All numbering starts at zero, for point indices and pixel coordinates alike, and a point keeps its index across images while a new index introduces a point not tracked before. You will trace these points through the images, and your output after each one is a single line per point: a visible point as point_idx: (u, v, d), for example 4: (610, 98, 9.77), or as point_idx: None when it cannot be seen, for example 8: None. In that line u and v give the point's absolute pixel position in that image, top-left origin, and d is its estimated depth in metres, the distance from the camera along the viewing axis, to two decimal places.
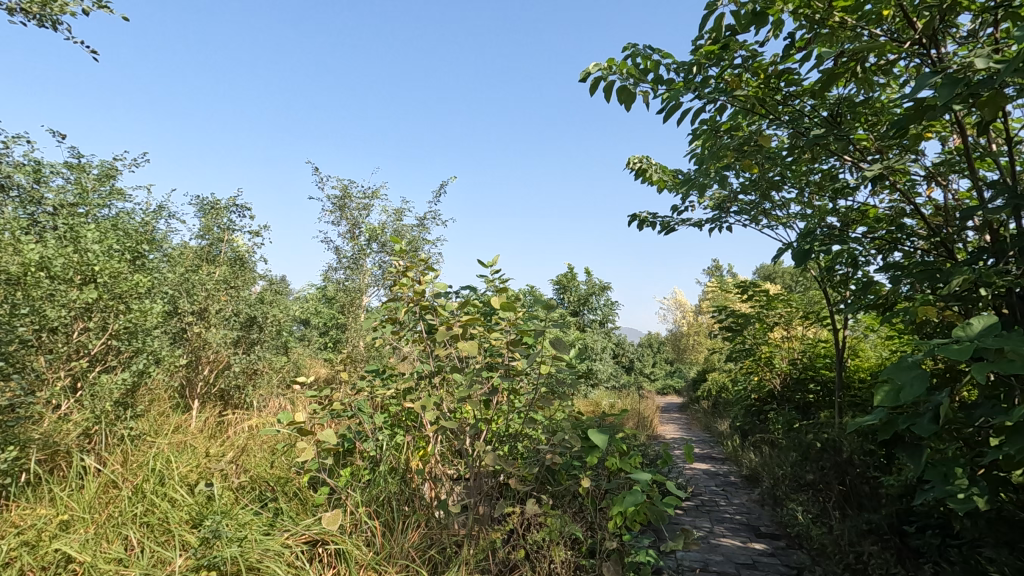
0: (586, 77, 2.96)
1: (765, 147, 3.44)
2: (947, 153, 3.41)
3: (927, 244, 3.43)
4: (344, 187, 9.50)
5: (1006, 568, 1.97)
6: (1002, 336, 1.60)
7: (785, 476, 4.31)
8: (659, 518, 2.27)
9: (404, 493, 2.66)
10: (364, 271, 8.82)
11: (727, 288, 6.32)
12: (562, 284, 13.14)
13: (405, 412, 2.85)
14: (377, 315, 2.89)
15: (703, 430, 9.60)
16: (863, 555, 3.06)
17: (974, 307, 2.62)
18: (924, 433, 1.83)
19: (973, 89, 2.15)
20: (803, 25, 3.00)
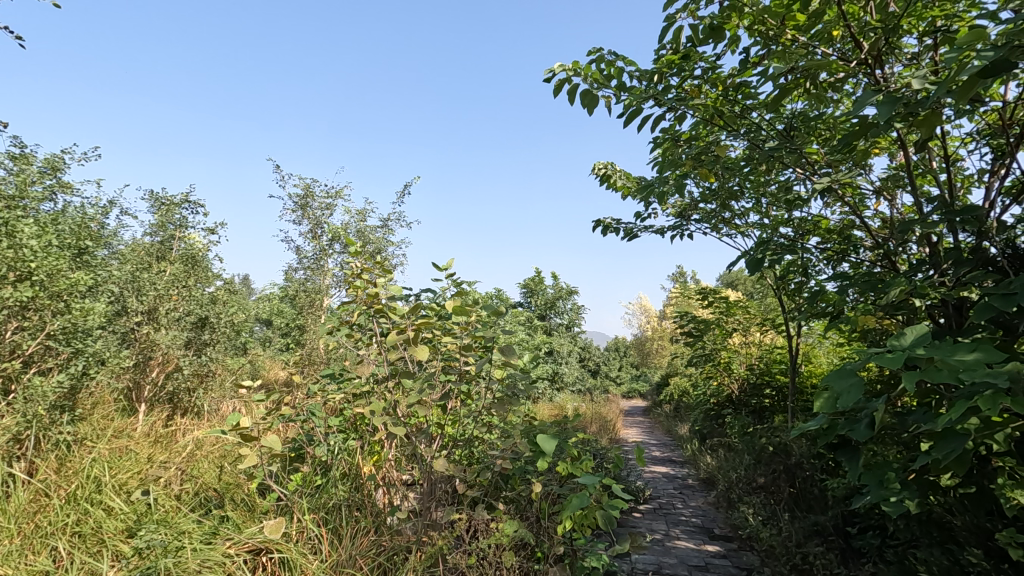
0: (551, 78, 2.99)
1: (722, 157, 3.53)
2: (893, 168, 3.56)
3: (872, 255, 3.57)
4: (307, 186, 9.32)
5: (934, 567, 2.05)
6: (932, 346, 1.66)
7: (739, 480, 4.41)
8: (609, 522, 2.29)
9: (354, 499, 2.60)
10: (327, 272, 8.68)
11: (688, 294, 6.45)
12: (529, 288, 13.28)
13: (359, 417, 2.81)
14: (331, 315, 2.85)
15: (666, 433, 9.76)
16: (809, 556, 3.15)
17: (912, 316, 2.74)
18: (860, 440, 1.89)
19: (912, 108, 2.24)
20: (757, 41, 3.09)
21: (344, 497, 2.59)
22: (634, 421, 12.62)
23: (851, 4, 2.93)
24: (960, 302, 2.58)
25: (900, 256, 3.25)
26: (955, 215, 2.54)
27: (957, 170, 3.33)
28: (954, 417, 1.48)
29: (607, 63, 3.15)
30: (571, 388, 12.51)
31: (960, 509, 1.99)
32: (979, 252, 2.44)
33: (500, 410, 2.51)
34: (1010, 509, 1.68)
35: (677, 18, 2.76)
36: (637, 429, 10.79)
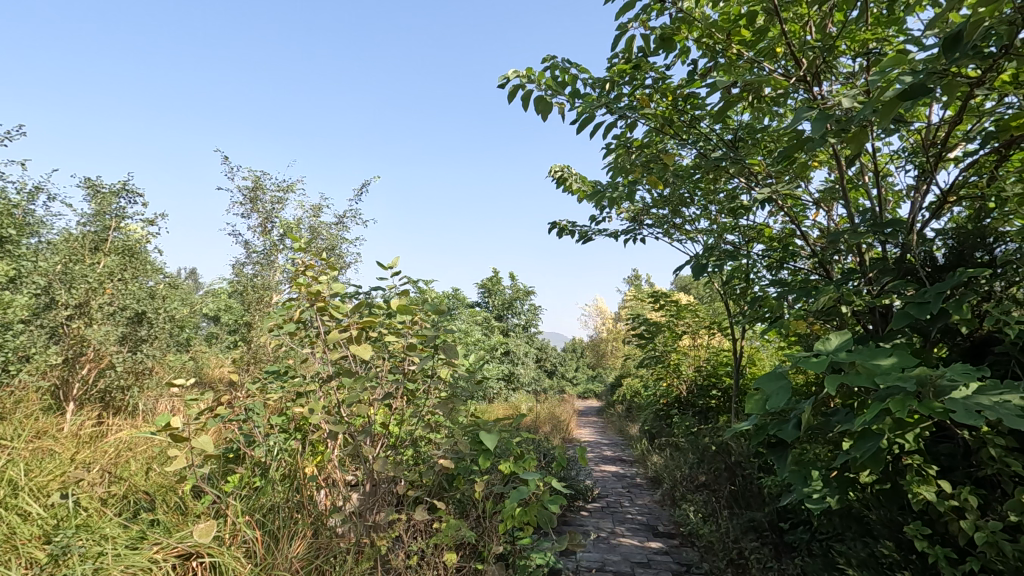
0: (505, 83, 3.01)
1: (671, 165, 3.63)
2: (830, 182, 3.73)
3: (809, 262, 3.73)
4: (258, 178, 9.03)
5: (853, 560, 2.17)
6: (853, 351, 1.77)
7: (684, 478, 4.59)
8: (549, 520, 2.32)
9: (293, 501, 2.54)
10: (277, 268, 8.45)
11: (641, 296, 6.59)
12: (487, 288, 13.32)
13: (301, 417, 2.75)
14: (275, 313, 2.78)
15: (618, 433, 9.95)
16: (745, 551, 3.28)
17: (842, 321, 2.88)
18: (788, 439, 1.99)
19: (843, 125, 2.36)
20: (705, 54, 3.19)
21: (283, 499, 2.52)
22: (588, 421, 12.81)
23: (792, 23, 3.05)
24: (885, 309, 2.73)
25: (833, 264, 3.42)
26: (880, 227, 2.70)
27: (887, 185, 3.52)
28: (869, 417, 1.57)
29: (561, 70, 3.20)
30: (527, 388, 12.57)
31: (876, 504, 2.12)
32: (901, 263, 2.59)
33: (444, 410, 2.50)
34: (917, 504, 1.80)
35: (629, 28, 2.83)
36: (590, 429, 10.94)
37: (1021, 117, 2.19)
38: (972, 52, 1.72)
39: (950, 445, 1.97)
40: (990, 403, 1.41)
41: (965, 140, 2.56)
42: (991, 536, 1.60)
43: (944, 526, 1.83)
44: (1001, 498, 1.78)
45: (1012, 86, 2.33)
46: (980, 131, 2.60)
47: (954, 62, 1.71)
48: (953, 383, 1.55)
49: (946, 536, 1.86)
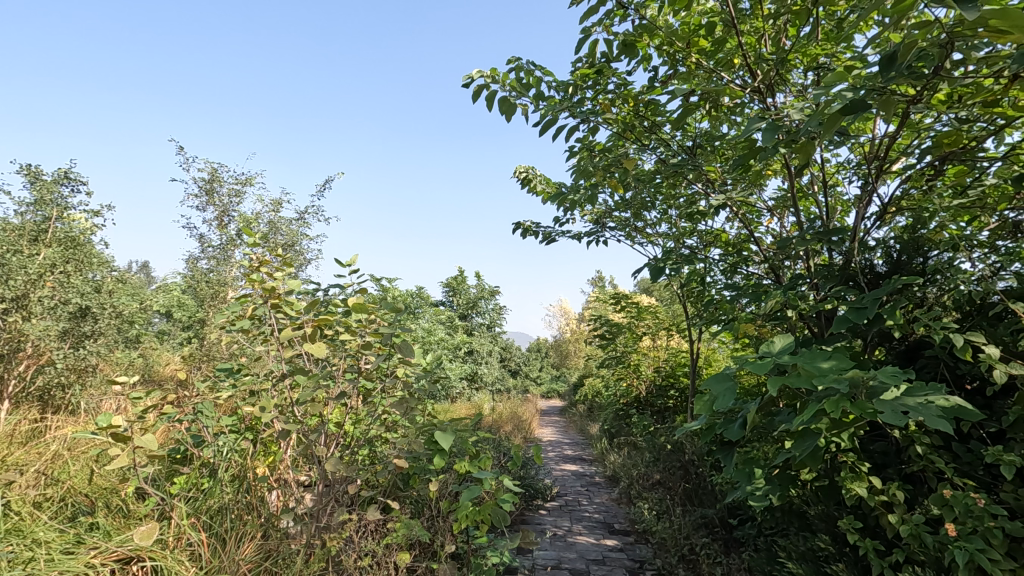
0: (470, 82, 3.02)
1: (632, 169, 3.70)
2: (782, 190, 3.88)
3: (761, 268, 3.87)
4: (214, 169, 8.74)
5: (793, 554, 2.26)
6: (794, 355, 1.85)
7: (640, 477, 4.70)
8: (501, 518, 2.34)
9: (242, 502, 2.48)
10: (233, 263, 8.21)
11: (603, 297, 6.70)
12: (451, 287, 13.30)
13: (253, 417, 2.69)
14: (228, 310, 2.70)
15: (579, 433, 10.08)
16: (695, 547, 3.37)
17: (789, 325, 3.00)
18: (733, 438, 2.06)
19: (792, 136, 2.46)
20: (666, 62, 3.26)
21: (232, 500, 2.46)
22: (549, 420, 12.91)
23: (749, 36, 3.14)
24: (828, 313, 2.86)
25: (783, 269, 3.55)
26: (826, 235, 2.82)
27: (836, 195, 3.67)
28: (805, 416, 1.65)
29: (525, 72, 3.22)
30: (490, 387, 12.59)
31: (815, 500, 2.22)
32: (844, 269, 2.72)
33: (400, 409, 2.49)
34: (851, 500, 1.90)
35: (592, 33, 2.87)
36: (552, 429, 11.03)
37: (952, 134, 2.33)
38: (908, 71, 1.81)
39: (882, 443, 2.07)
40: (915, 404, 1.50)
41: (904, 155, 2.69)
42: (914, 529, 1.70)
43: (874, 521, 1.93)
44: (926, 493, 1.89)
45: (947, 105, 2.46)
46: (918, 146, 2.74)
47: (891, 80, 1.80)
48: (883, 385, 1.64)
49: (877, 529, 1.97)
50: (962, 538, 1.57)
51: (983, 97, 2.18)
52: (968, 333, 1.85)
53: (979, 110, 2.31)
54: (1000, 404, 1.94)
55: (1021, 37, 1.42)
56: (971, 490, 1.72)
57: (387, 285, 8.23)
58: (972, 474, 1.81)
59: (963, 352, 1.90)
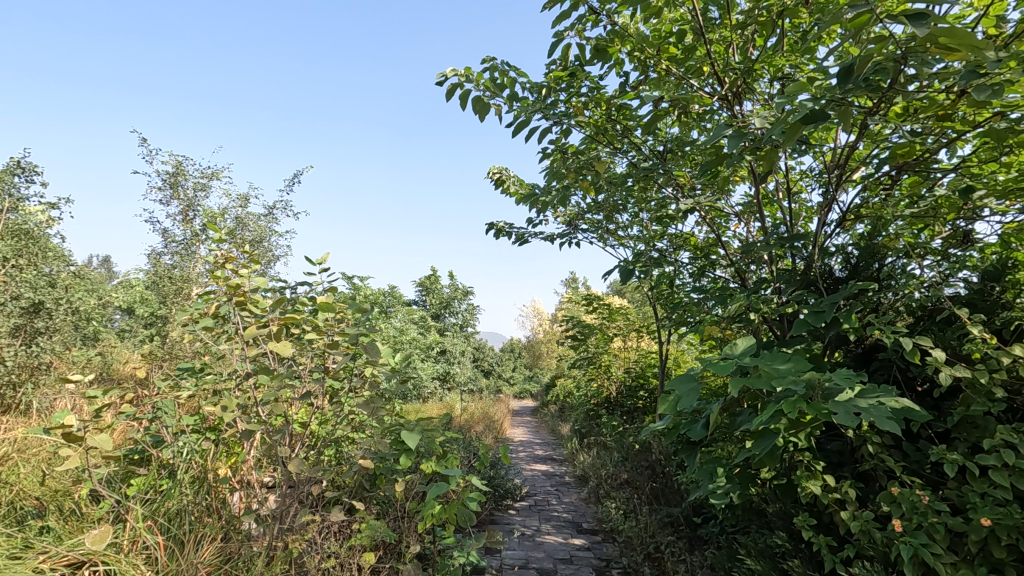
0: (443, 81, 3.02)
1: (604, 172, 3.74)
2: (748, 196, 3.97)
3: (728, 272, 3.95)
4: (179, 162, 8.51)
5: (752, 551, 2.32)
6: (755, 356, 1.90)
7: (609, 476, 4.75)
8: (467, 518, 2.34)
9: (202, 504, 2.42)
10: (198, 258, 8.00)
11: (576, 299, 6.75)
12: (424, 286, 13.22)
13: (216, 417, 2.63)
14: (190, 307, 2.64)
15: (550, 433, 10.14)
16: (661, 545, 3.43)
17: (753, 328, 3.07)
18: (696, 438, 2.10)
19: (757, 143, 2.52)
20: (637, 68, 3.30)
21: (192, 502, 2.41)
22: (521, 421, 12.94)
23: (718, 44, 3.20)
24: (790, 317, 2.94)
25: (749, 273, 3.64)
26: (788, 240, 2.90)
27: (800, 202, 3.77)
28: (764, 416, 1.70)
29: (499, 72, 3.23)
30: (462, 387, 12.54)
31: (773, 498, 2.28)
32: (805, 274, 2.80)
33: (366, 409, 2.46)
34: (807, 498, 1.96)
35: (565, 36, 2.90)
36: (523, 429, 11.06)
37: (906, 146, 2.42)
38: (865, 85, 1.88)
39: (838, 443, 2.14)
40: (866, 405, 1.56)
41: (863, 164, 2.79)
42: (864, 525, 1.76)
43: (829, 519, 2.00)
44: (876, 491, 1.96)
45: (903, 117, 2.56)
46: (876, 156, 2.83)
47: (849, 92, 1.86)
48: (838, 386, 1.70)
49: (830, 526, 2.03)
50: (908, 533, 1.63)
51: (935, 111, 2.27)
52: (917, 337, 1.93)
53: (932, 124, 2.41)
54: (947, 404, 2.02)
55: (967, 55, 1.48)
56: (919, 488, 1.79)
57: (358, 283, 8.13)
58: (919, 472, 1.89)
59: (912, 355, 1.97)
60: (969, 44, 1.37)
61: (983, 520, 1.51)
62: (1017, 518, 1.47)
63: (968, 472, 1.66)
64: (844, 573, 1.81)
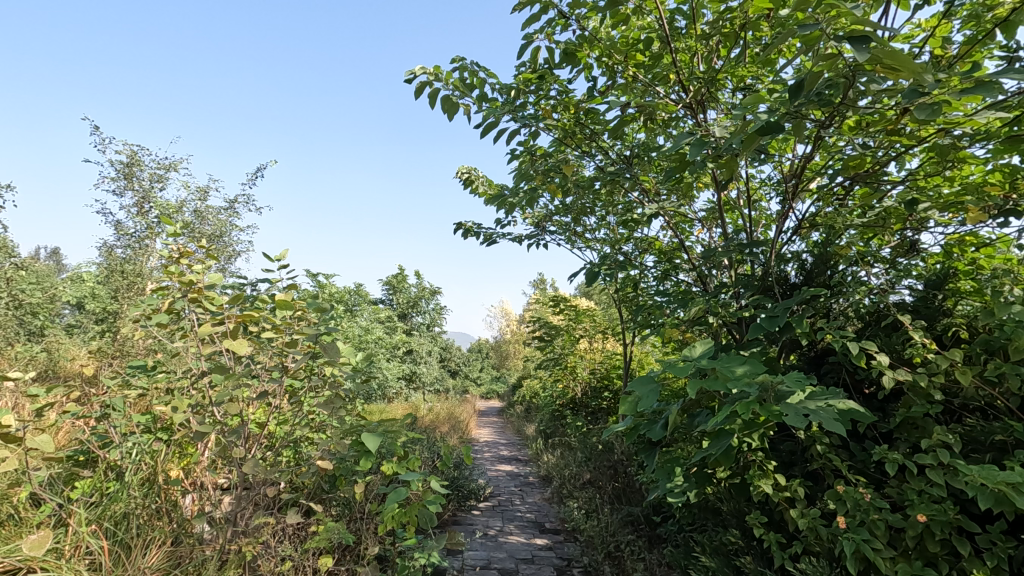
0: (412, 79, 3.00)
1: (572, 174, 3.78)
2: (711, 203, 4.07)
3: (690, 276, 4.05)
4: (135, 152, 8.19)
5: (707, 548, 2.38)
6: (712, 359, 1.95)
7: (572, 477, 4.80)
8: (427, 518, 2.33)
9: (151, 507, 2.34)
10: (152, 252, 7.71)
11: (543, 300, 6.79)
12: (391, 285, 13.09)
13: (168, 417, 2.55)
14: (142, 303, 2.54)
15: (516, 433, 10.17)
16: (621, 544, 3.48)
17: (712, 331, 3.16)
18: (655, 438, 2.14)
19: (718, 151, 2.58)
20: (605, 73, 3.35)
21: (140, 505, 2.32)
22: (487, 421, 12.92)
23: (684, 53, 3.27)
24: (748, 321, 3.03)
25: (710, 277, 3.72)
26: (747, 246, 2.98)
27: (759, 209, 3.88)
28: (719, 417, 1.74)
29: (469, 72, 3.22)
30: (428, 387, 12.45)
31: (728, 497, 2.35)
32: (762, 279, 2.89)
33: (325, 409, 2.42)
34: (758, 497, 2.02)
35: (535, 39, 2.91)
36: (489, 429, 11.04)
37: (857, 158, 2.53)
38: (818, 99, 1.95)
39: (789, 443, 2.22)
40: (815, 408, 1.62)
41: (818, 175, 2.89)
42: (812, 521, 1.83)
43: (779, 516, 2.06)
44: (824, 490, 2.04)
45: (856, 131, 2.67)
46: (831, 167, 2.94)
47: (804, 106, 1.94)
48: (789, 389, 1.76)
49: (781, 524, 2.10)
50: (851, 529, 1.71)
51: (884, 126, 2.38)
52: (864, 342, 2.02)
53: (882, 138, 2.52)
54: (890, 406, 2.12)
55: (909, 76, 1.57)
56: (863, 486, 1.87)
57: (322, 281, 7.98)
58: (864, 471, 1.97)
59: (859, 359, 2.06)
60: (911, 65, 1.45)
61: (919, 516, 1.59)
62: (949, 514, 1.55)
63: (907, 471, 1.74)
64: (792, 568, 1.88)
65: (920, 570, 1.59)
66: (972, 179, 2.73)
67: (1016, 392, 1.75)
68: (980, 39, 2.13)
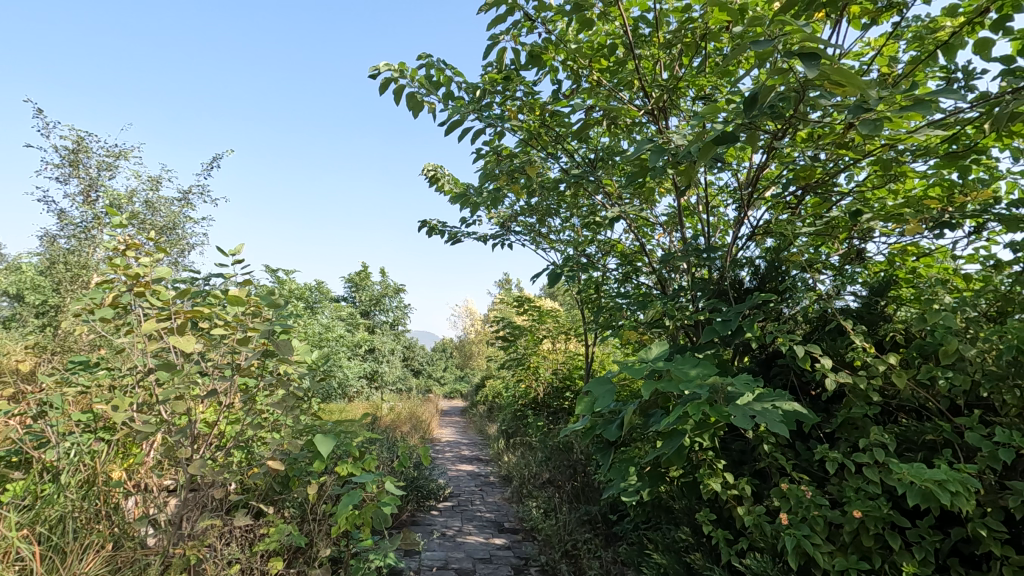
0: (376, 74, 2.95)
1: (536, 176, 3.80)
2: (672, 207, 4.16)
3: (651, 279, 4.13)
4: (81, 138, 7.81)
5: (659, 545, 2.43)
6: (667, 361, 1.99)
7: (532, 476, 4.83)
8: (382, 519, 2.30)
9: (90, 511, 2.23)
10: (99, 244, 7.37)
11: (507, 300, 6.80)
12: (354, 283, 12.88)
13: (110, 416, 2.44)
14: (84, 296, 2.42)
15: (478, 433, 10.16)
16: (578, 542, 3.52)
17: (670, 333, 3.23)
18: (610, 438, 2.18)
19: (678, 158, 2.64)
20: (570, 76, 3.37)
21: (78, 508, 2.21)
22: (450, 421, 12.85)
23: (647, 60, 3.33)
24: (704, 324, 3.11)
25: (669, 281, 3.80)
26: (704, 252, 3.06)
27: (718, 215, 3.99)
28: (671, 417, 1.78)
29: (435, 70, 3.20)
30: (390, 387, 12.29)
31: (679, 495, 2.40)
32: (717, 284, 2.97)
33: (278, 409, 2.36)
34: (708, 495, 2.08)
35: (501, 40, 2.92)
36: (451, 429, 10.99)
37: (808, 169, 2.63)
38: (772, 111, 2.02)
39: (739, 443, 2.29)
40: (761, 409, 1.68)
41: (772, 184, 2.99)
42: (757, 518, 1.90)
43: (728, 514, 2.12)
44: (770, 488, 2.11)
45: (808, 142, 2.77)
46: (784, 177, 3.05)
47: (758, 117, 2.00)
48: (738, 390, 1.81)
49: (729, 522, 2.16)
50: (794, 526, 1.77)
51: (833, 140, 2.49)
52: (810, 345, 2.10)
53: (831, 151, 2.63)
54: (833, 407, 2.21)
55: (855, 92, 1.64)
56: (805, 484, 1.94)
57: (281, 277, 7.77)
58: (807, 470, 2.05)
59: (805, 362, 2.14)
60: (857, 82, 1.51)
61: (856, 512, 1.66)
62: (883, 510, 1.63)
63: (846, 469, 1.82)
64: (738, 564, 1.94)
65: (855, 564, 1.66)
66: (914, 192, 2.87)
67: (946, 394, 1.85)
68: (923, 59, 2.24)
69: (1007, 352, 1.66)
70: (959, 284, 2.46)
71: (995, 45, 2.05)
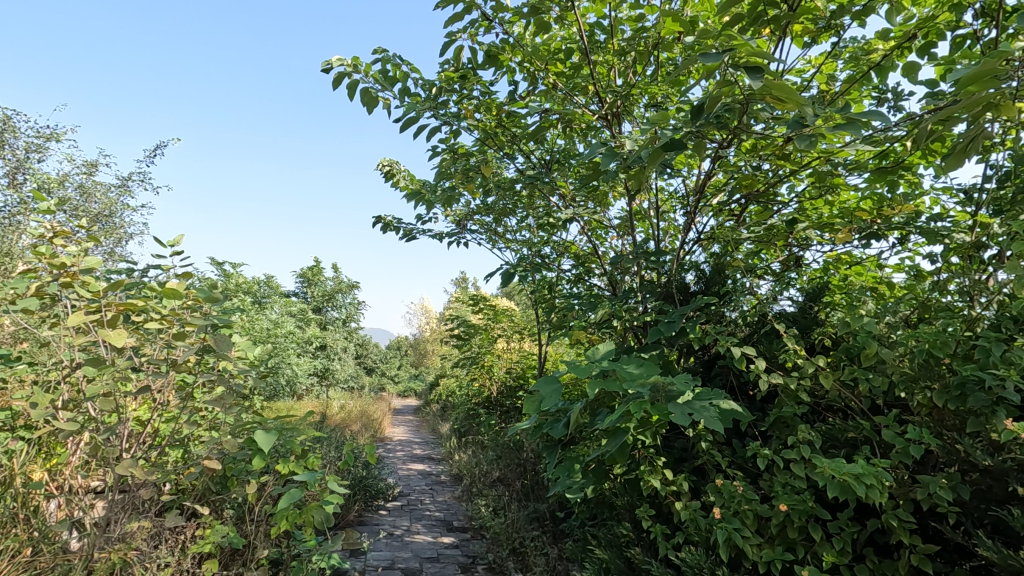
0: (329, 68, 2.89)
1: (491, 175, 3.80)
2: (624, 211, 4.24)
3: (602, 280, 4.20)
4: (7, 116, 7.31)
5: (602, 541, 2.48)
6: (612, 361, 2.03)
7: (483, 475, 4.85)
8: (323, 519, 2.25)
9: (6, 513, 2.10)
10: (25, 229, 6.92)
11: (463, 298, 6.78)
12: (306, 278, 12.56)
13: (30, 413, 2.30)
14: (5, 286, 2.27)
15: (431, 433, 10.07)
16: (526, 540, 3.54)
17: (619, 334, 3.29)
18: (556, 437, 2.21)
19: (628, 163, 2.71)
20: (527, 78, 3.39)
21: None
22: (403, 421, 12.69)
23: (603, 66, 3.39)
24: (651, 325, 3.19)
25: (620, 283, 3.88)
26: (653, 255, 3.15)
27: (668, 220, 4.09)
28: (614, 416, 1.83)
29: (391, 65, 3.16)
30: (342, 385, 12.03)
31: (622, 492, 2.47)
32: (664, 287, 3.05)
33: (217, 407, 2.28)
34: (649, 492, 2.14)
35: (457, 38, 2.92)
36: (404, 428, 10.86)
37: (749, 179, 2.75)
38: (716, 121, 2.10)
39: (680, 440, 2.36)
40: (697, 408, 1.74)
41: (718, 191, 3.10)
42: (693, 513, 1.97)
43: (667, 510, 2.19)
44: (706, 484, 2.19)
45: (751, 153, 2.89)
46: (729, 185, 3.17)
47: (703, 128, 2.07)
48: (677, 390, 1.87)
49: (668, 517, 2.23)
50: (726, 519, 1.86)
51: (774, 152, 2.61)
52: (746, 348, 2.19)
53: (772, 162, 2.76)
54: (767, 407, 2.31)
55: (792, 108, 1.72)
56: (739, 480, 2.03)
57: (227, 270, 7.50)
58: (741, 466, 2.14)
59: (742, 363, 2.23)
60: (792, 97, 1.59)
61: (782, 506, 1.75)
62: (807, 503, 1.73)
63: (776, 465, 1.91)
64: (675, 557, 2.01)
65: (780, 555, 1.75)
66: (847, 204, 3.03)
67: (867, 395, 1.97)
68: (857, 79, 2.38)
69: (920, 355, 1.79)
70: (884, 291, 2.62)
71: (920, 69, 2.20)
